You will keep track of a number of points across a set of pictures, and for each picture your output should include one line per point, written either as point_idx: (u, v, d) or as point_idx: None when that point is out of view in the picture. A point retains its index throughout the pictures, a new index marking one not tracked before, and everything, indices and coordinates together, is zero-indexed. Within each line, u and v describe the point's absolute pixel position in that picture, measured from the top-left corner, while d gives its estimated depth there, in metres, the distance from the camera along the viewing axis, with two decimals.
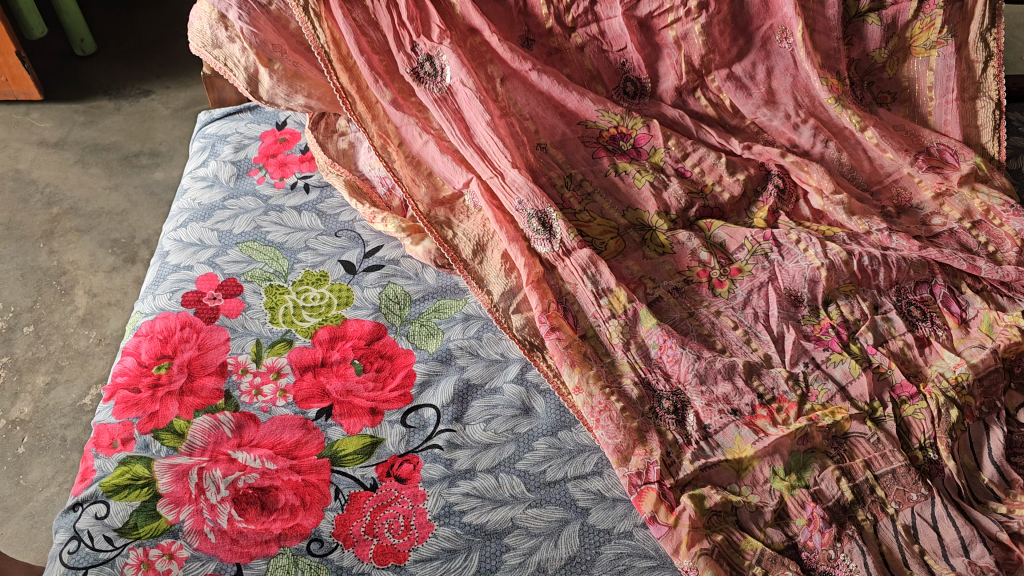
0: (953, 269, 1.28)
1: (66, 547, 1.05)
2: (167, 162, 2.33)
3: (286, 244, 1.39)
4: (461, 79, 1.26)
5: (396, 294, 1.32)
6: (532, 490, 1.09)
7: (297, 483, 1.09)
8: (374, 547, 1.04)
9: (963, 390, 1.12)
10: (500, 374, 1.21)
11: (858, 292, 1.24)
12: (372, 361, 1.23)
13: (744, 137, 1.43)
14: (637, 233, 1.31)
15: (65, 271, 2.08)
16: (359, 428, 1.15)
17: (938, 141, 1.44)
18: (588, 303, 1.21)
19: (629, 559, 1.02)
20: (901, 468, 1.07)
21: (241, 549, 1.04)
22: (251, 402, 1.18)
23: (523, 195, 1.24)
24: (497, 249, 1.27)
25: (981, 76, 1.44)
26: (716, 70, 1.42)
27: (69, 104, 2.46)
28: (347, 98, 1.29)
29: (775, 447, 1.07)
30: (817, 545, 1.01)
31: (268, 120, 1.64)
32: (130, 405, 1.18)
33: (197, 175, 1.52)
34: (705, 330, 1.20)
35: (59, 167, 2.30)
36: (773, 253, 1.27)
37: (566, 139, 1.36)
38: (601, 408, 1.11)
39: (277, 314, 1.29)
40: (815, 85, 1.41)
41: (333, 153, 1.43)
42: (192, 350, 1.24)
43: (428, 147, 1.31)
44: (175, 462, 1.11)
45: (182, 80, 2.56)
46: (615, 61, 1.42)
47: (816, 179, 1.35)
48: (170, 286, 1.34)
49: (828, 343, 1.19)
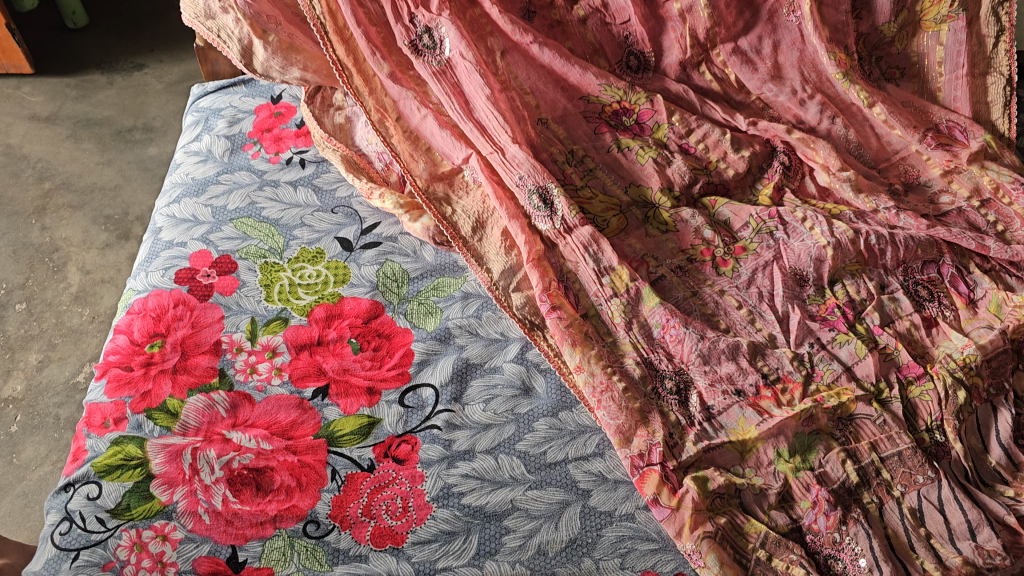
0: (962, 249, 1.26)
1: (58, 528, 1.03)
2: (161, 137, 2.29)
3: (281, 220, 1.36)
4: (461, 52, 1.23)
5: (393, 272, 1.29)
6: (532, 471, 1.07)
7: (293, 464, 1.07)
8: (371, 529, 1.02)
9: (971, 370, 1.10)
10: (499, 353, 1.19)
11: (865, 272, 1.22)
12: (370, 340, 1.20)
13: (749, 113, 1.40)
14: (640, 211, 1.28)
15: (57, 247, 2.05)
16: (356, 408, 1.13)
17: (948, 117, 1.41)
18: (588, 282, 1.19)
19: (631, 542, 1.00)
20: (908, 450, 1.05)
21: (236, 531, 1.02)
22: (246, 381, 1.16)
23: (523, 170, 1.22)
24: (497, 226, 1.25)
25: (992, 52, 1.41)
26: (721, 44, 1.39)
27: (61, 78, 2.42)
28: (344, 71, 1.25)
29: (780, 429, 1.05)
30: (821, 528, 1.00)
31: (262, 94, 1.60)
32: (122, 383, 1.16)
33: (190, 150, 1.49)
34: (708, 310, 1.19)
35: (51, 142, 2.27)
36: (778, 232, 1.25)
37: (569, 114, 1.33)
38: (602, 388, 1.09)
39: (273, 291, 1.27)
40: (823, 60, 1.38)
41: (329, 128, 1.40)
42: (186, 328, 1.22)
43: (426, 122, 1.28)
44: (168, 442, 1.09)
45: (176, 53, 2.52)
46: (618, 34, 1.39)
47: (822, 156, 1.32)
48: (164, 262, 1.32)
49: (833, 323, 1.16)
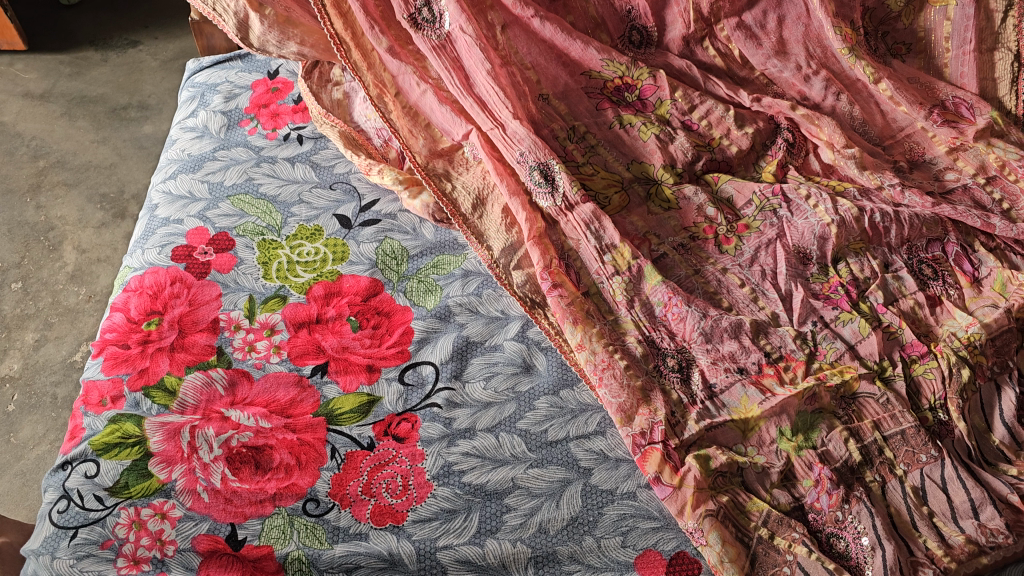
0: (967, 227, 1.24)
1: (56, 506, 1.02)
2: (157, 115, 2.27)
3: (279, 197, 1.35)
4: (461, 26, 1.21)
5: (393, 249, 1.28)
6: (534, 449, 1.06)
7: (293, 442, 1.06)
8: (371, 508, 1.02)
9: (975, 349, 1.10)
10: (500, 331, 1.18)
11: (868, 250, 1.21)
12: (369, 317, 1.19)
13: (753, 89, 1.38)
14: (642, 187, 1.27)
15: (53, 226, 2.03)
16: (355, 386, 1.12)
17: (954, 94, 1.39)
18: (590, 259, 1.18)
19: (632, 521, 1.00)
20: (911, 429, 1.04)
21: (235, 509, 1.01)
22: (244, 359, 1.15)
23: (524, 147, 1.20)
24: (498, 203, 1.23)
25: (1000, 27, 1.39)
26: (725, 18, 1.37)
27: (54, 55, 2.39)
28: (342, 45, 1.22)
29: (782, 407, 1.04)
30: (824, 506, 0.99)
31: (259, 69, 1.58)
32: (119, 361, 1.15)
33: (186, 126, 1.47)
34: (711, 288, 1.17)
35: (45, 119, 2.24)
36: (781, 209, 1.24)
37: (570, 90, 1.32)
38: (604, 365, 1.08)
39: (271, 269, 1.26)
40: (828, 35, 1.36)
41: (327, 104, 1.38)
42: (183, 306, 1.20)
43: (426, 97, 1.26)
44: (166, 419, 1.08)
45: (171, 30, 2.49)
46: (620, 8, 1.37)
47: (827, 133, 1.30)
48: (160, 240, 1.30)
49: (837, 302, 1.15)
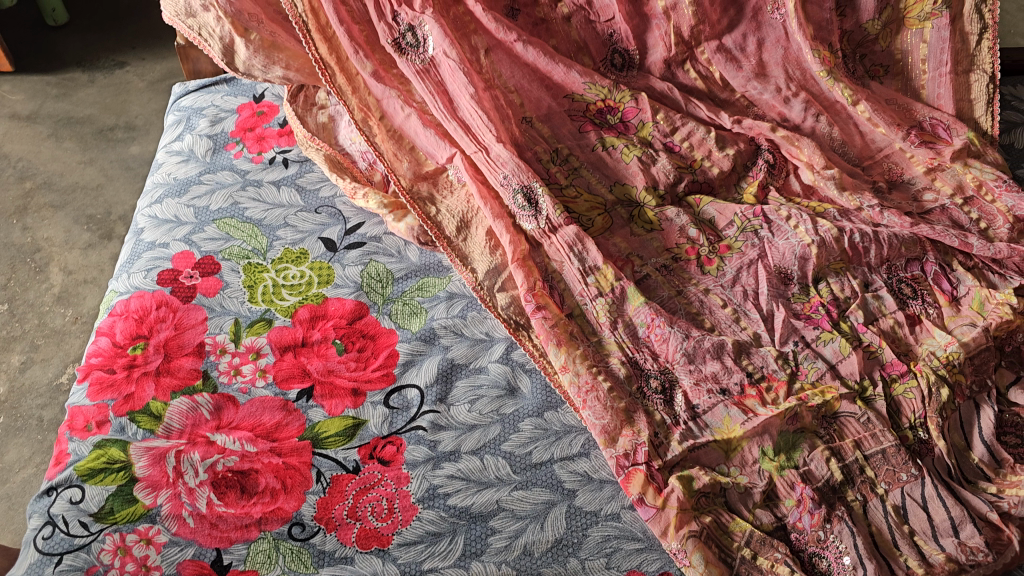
0: (945, 246, 1.25)
1: (41, 533, 1.02)
2: (143, 136, 2.27)
3: (264, 221, 1.36)
4: (444, 50, 1.22)
5: (378, 272, 1.29)
6: (518, 471, 1.07)
7: (278, 466, 1.07)
8: (357, 531, 1.02)
9: (954, 368, 1.11)
10: (484, 354, 1.19)
11: (849, 270, 1.22)
12: (354, 341, 1.20)
13: (734, 111, 1.40)
14: (625, 209, 1.29)
15: (39, 248, 2.03)
16: (341, 410, 1.13)
17: (931, 115, 1.42)
18: (574, 282, 1.19)
19: (616, 542, 1.01)
20: (892, 448, 1.05)
21: (220, 534, 1.01)
22: (230, 383, 1.15)
23: (508, 170, 1.21)
24: (482, 226, 1.24)
25: (975, 49, 1.42)
26: (706, 41, 1.39)
27: (41, 76, 2.39)
28: (326, 70, 1.24)
29: (765, 427, 1.05)
30: (806, 526, 1.00)
31: (245, 92, 1.59)
32: (105, 386, 1.15)
33: (172, 150, 1.48)
34: (693, 309, 1.19)
35: (31, 141, 2.25)
36: (762, 230, 1.25)
37: (553, 112, 1.33)
38: (588, 388, 1.09)
39: (256, 292, 1.26)
40: (807, 58, 1.38)
41: (312, 127, 1.39)
42: (169, 330, 1.21)
43: (410, 121, 1.27)
44: (152, 445, 1.09)
45: (157, 51, 2.49)
46: (603, 32, 1.39)
47: (806, 154, 1.32)
48: (146, 264, 1.31)
49: (818, 322, 1.17)
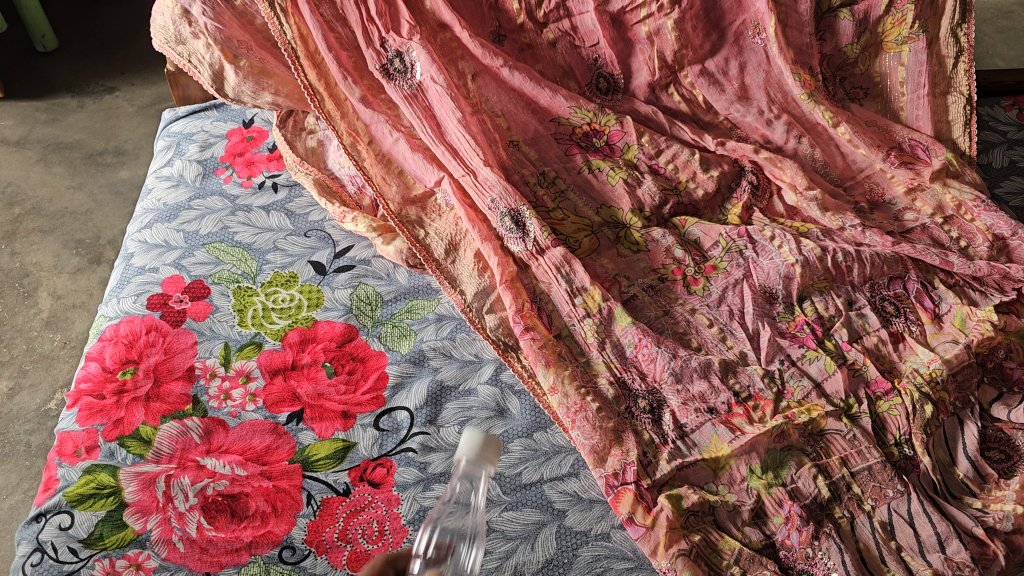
0: (926, 265, 1.28)
1: (30, 559, 1.01)
2: (132, 160, 2.28)
3: (253, 245, 1.37)
4: (432, 75, 1.24)
5: (367, 295, 1.30)
6: (508, 492, 1.07)
7: (268, 490, 1.07)
8: (347, 554, 1.01)
9: (937, 385, 1.12)
10: (474, 375, 1.20)
11: (832, 288, 1.24)
12: (344, 363, 1.21)
13: (717, 133, 1.43)
14: (611, 231, 1.30)
15: (28, 273, 2.03)
16: (330, 433, 1.13)
17: (910, 136, 1.45)
18: (562, 302, 1.20)
19: (607, 561, 1.01)
20: (877, 464, 1.06)
21: (210, 558, 1.01)
22: (220, 407, 1.16)
23: (496, 194, 1.23)
24: (469, 249, 1.25)
25: (951, 72, 1.45)
26: (689, 66, 1.42)
27: (31, 102, 2.40)
28: (315, 95, 1.25)
29: (752, 445, 1.06)
30: (795, 543, 1.00)
31: (234, 118, 1.61)
32: (95, 412, 1.15)
33: (162, 175, 1.49)
34: (680, 328, 1.20)
35: (20, 166, 2.25)
36: (747, 250, 1.27)
37: (540, 136, 1.35)
38: (576, 408, 1.10)
39: (246, 316, 1.27)
40: (788, 81, 1.41)
41: (301, 152, 1.40)
42: (158, 354, 1.21)
43: (399, 145, 1.29)
44: (141, 470, 1.09)
45: (147, 76, 2.51)
46: (587, 57, 1.41)
47: (789, 175, 1.34)
48: (136, 288, 1.31)
49: (803, 340, 1.18)
